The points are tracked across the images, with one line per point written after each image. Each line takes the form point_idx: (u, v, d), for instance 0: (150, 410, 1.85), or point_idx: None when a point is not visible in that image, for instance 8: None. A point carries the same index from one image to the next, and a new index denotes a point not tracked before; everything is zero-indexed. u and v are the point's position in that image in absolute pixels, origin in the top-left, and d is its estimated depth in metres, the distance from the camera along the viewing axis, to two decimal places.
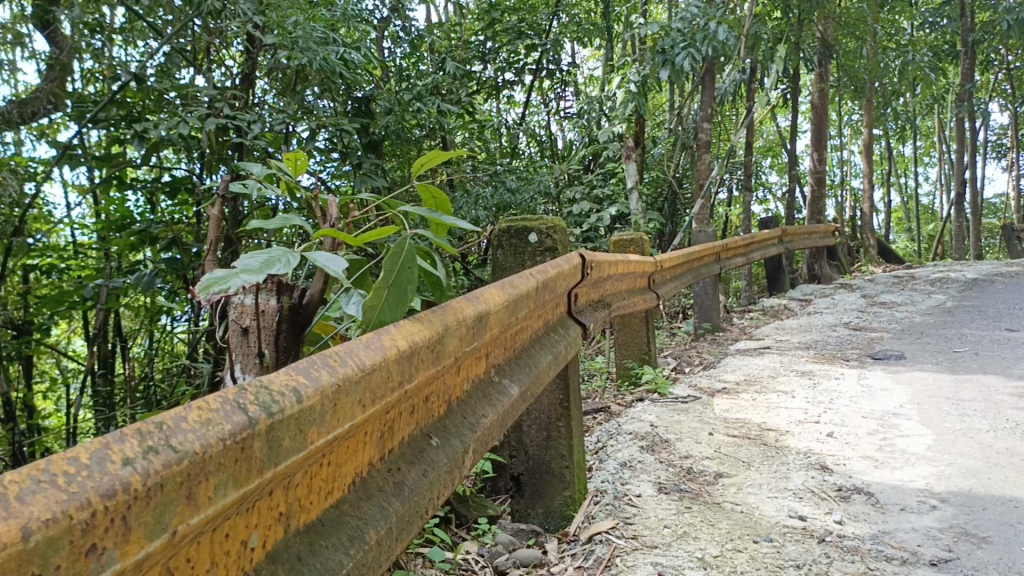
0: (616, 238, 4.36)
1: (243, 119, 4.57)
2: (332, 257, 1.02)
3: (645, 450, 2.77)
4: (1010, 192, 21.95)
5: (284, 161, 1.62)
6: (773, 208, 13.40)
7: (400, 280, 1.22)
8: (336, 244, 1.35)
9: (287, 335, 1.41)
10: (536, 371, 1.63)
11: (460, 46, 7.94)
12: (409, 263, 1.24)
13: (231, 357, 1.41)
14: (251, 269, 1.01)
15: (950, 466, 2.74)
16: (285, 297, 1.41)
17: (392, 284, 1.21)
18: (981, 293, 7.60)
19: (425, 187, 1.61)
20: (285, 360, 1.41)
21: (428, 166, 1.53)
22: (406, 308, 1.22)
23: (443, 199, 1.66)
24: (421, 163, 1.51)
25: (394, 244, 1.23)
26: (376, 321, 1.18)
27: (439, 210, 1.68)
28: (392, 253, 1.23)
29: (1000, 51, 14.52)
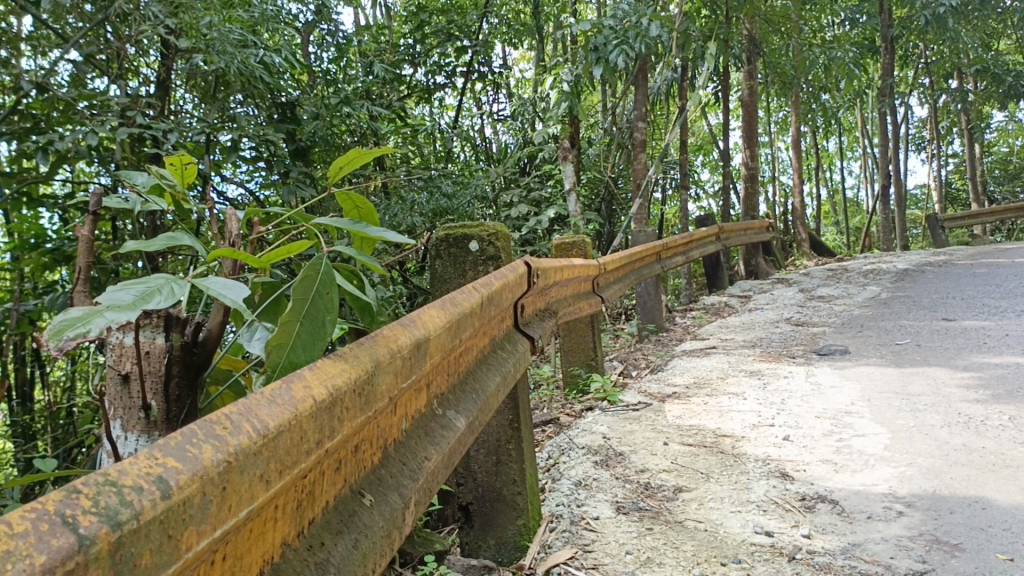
0: (557, 242, 4.22)
1: (158, 128, 4.35)
2: (227, 283, 0.85)
3: (599, 466, 2.62)
4: (931, 183, 22.59)
5: (170, 170, 1.42)
6: (707, 206, 13.49)
7: (315, 311, 1.04)
8: (238, 268, 1.17)
9: (178, 382, 1.19)
10: (484, 397, 1.45)
11: (388, 48, 7.77)
12: (325, 287, 1.06)
13: (108, 410, 1.17)
14: (120, 306, 0.88)
15: (910, 466, 2.65)
16: (174, 335, 1.19)
17: (306, 313, 1.03)
18: (915, 283, 7.69)
19: (347, 195, 1.42)
20: (176, 413, 1.19)
21: (348, 170, 1.34)
22: (325, 343, 1.03)
23: (369, 209, 1.47)
24: (341, 166, 1.32)
25: (306, 265, 1.05)
26: (288, 362, 1.00)
27: (364, 221, 1.49)
28: (306, 278, 1.05)
29: (919, 46, 14.86)
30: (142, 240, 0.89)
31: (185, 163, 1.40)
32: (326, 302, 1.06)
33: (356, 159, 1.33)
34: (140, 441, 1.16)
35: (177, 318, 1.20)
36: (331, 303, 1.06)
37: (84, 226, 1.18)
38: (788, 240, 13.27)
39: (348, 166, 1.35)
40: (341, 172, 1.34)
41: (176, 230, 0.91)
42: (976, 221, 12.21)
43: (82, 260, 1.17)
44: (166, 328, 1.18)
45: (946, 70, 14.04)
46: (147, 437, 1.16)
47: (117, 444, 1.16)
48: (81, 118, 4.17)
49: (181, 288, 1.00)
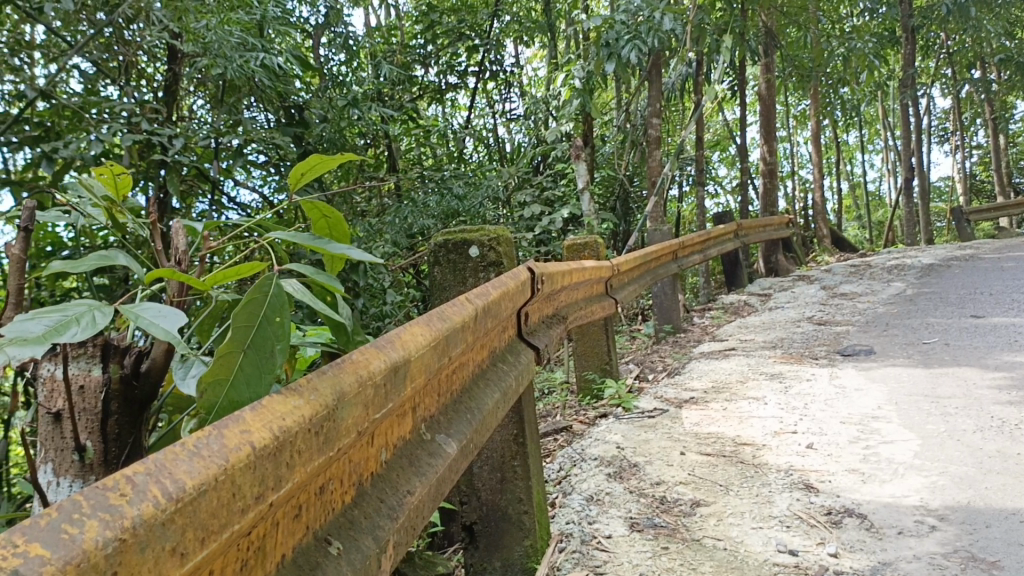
0: (569, 243, 4.10)
1: (164, 134, 4.26)
2: (163, 311, 0.90)
3: (612, 479, 2.51)
4: (954, 176, 22.25)
5: (99, 181, 1.39)
6: (724, 203, 13.31)
7: (263, 339, 0.96)
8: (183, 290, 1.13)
9: (116, 419, 1.13)
10: (481, 416, 1.34)
11: (399, 49, 7.67)
12: (275, 311, 0.98)
13: (38, 452, 1.10)
14: (27, 339, 0.81)
15: (943, 475, 2.52)
16: (112, 366, 1.12)
17: (252, 341, 0.95)
18: (941, 279, 7.49)
19: (312, 204, 1.32)
20: (114, 453, 1.13)
21: (310, 177, 1.24)
22: (271, 376, 0.95)
23: (337, 218, 1.36)
24: (303, 172, 1.22)
25: (252, 289, 0.96)
26: (227, 400, 0.91)
27: (333, 233, 1.39)
28: (250, 302, 0.95)
29: (939, 35, 14.59)
30: (71, 259, 0.93)
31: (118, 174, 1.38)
32: (275, 329, 0.97)
33: (318, 165, 1.23)
34: (75, 486, 1.10)
35: (117, 347, 1.13)
36: (282, 328, 0.98)
37: (14, 243, 1.11)
38: (808, 236, 13.07)
39: (311, 173, 1.25)
40: (304, 179, 1.24)
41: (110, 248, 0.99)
42: (1002, 212, 11.96)
43: (13, 281, 1.10)
44: (102, 359, 1.11)
45: (966, 60, 13.81)
46: (82, 480, 1.10)
47: (48, 489, 1.09)
48: (87, 125, 4.07)
49: (102, 317, 0.92)
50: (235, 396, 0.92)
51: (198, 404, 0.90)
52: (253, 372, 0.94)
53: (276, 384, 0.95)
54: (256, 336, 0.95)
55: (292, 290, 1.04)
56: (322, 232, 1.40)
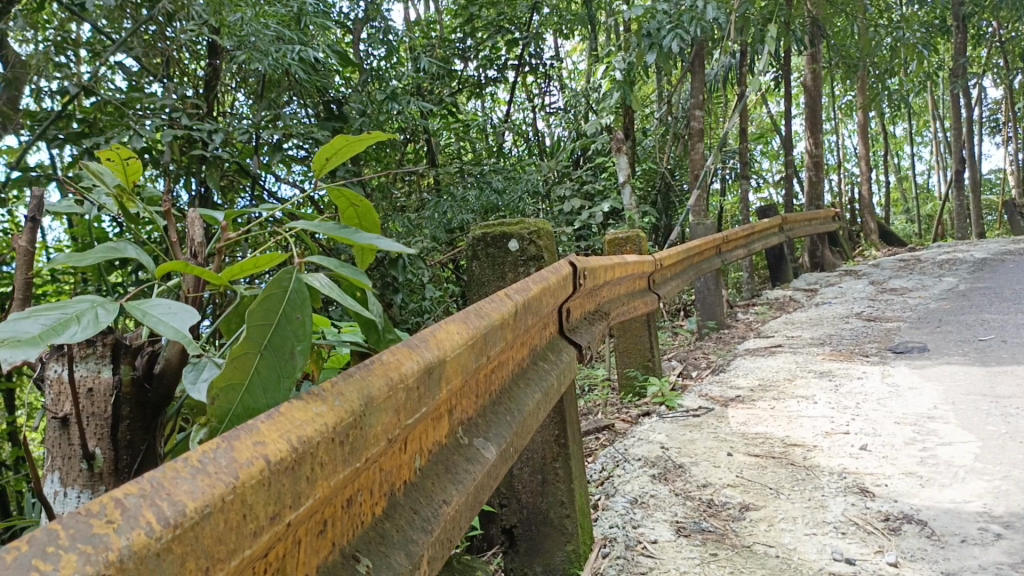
0: (611, 237, 4.01)
1: (203, 128, 4.25)
2: (172, 307, 0.87)
3: (656, 480, 2.42)
4: (1006, 167, 21.63)
5: (109, 167, 1.34)
6: (768, 196, 13.09)
7: (282, 339, 0.91)
8: (198, 285, 1.10)
9: (127, 426, 1.08)
10: (521, 418, 1.28)
11: (439, 43, 7.63)
12: (295, 310, 0.93)
13: (47, 457, 1.06)
14: (26, 339, 0.77)
15: (1006, 480, 2.39)
16: (123, 367, 1.07)
17: (269, 342, 0.90)
18: (994, 274, 7.26)
19: (339, 192, 1.25)
20: (125, 462, 1.08)
21: (336, 162, 1.18)
22: (291, 380, 0.89)
23: (366, 207, 1.30)
24: (328, 156, 1.16)
25: (271, 288, 0.91)
26: (244, 409, 0.86)
27: (362, 223, 1.32)
28: (268, 301, 0.90)
29: (990, 23, 14.18)
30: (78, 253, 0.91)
31: (128, 160, 1.34)
32: (293, 329, 0.92)
33: (344, 149, 1.17)
34: (83, 497, 1.05)
35: (129, 346, 1.08)
36: (304, 327, 0.92)
37: (22, 235, 1.09)
38: (855, 230, 12.78)
39: (336, 158, 1.18)
40: (331, 163, 1.18)
41: (119, 242, 0.99)
42: None
43: (22, 276, 1.07)
44: (112, 360, 1.06)
45: (1018, 48, 13.41)
46: (90, 491, 1.06)
47: (56, 499, 1.05)
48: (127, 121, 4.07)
49: (107, 317, 0.88)
50: (250, 403, 0.86)
51: (209, 412, 0.85)
52: (270, 377, 0.88)
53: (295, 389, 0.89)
54: (273, 338, 0.90)
55: (319, 286, 0.97)
56: (351, 222, 1.34)
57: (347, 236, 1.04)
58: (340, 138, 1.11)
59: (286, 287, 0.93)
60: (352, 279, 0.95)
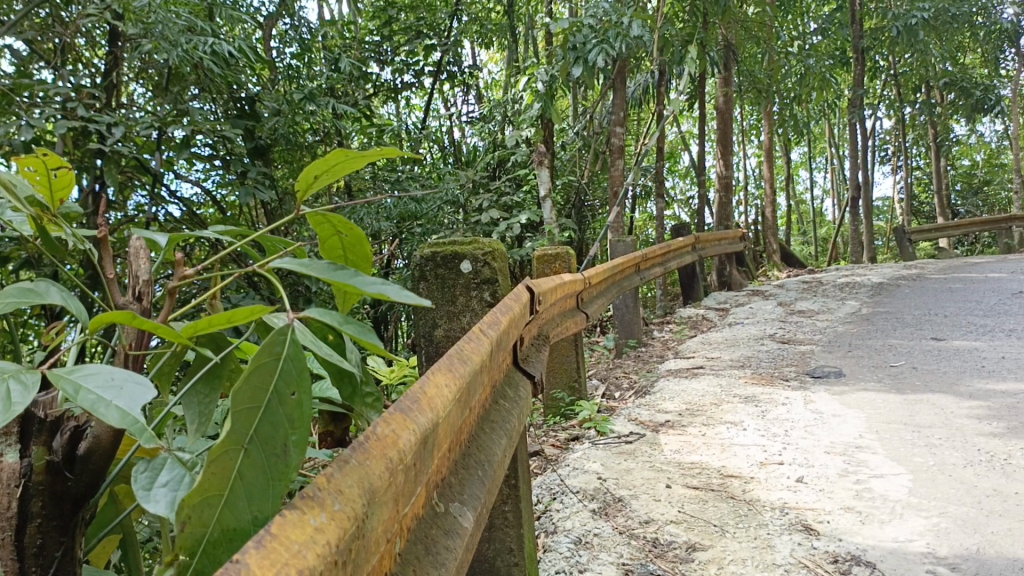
0: (539, 253, 3.87)
1: (102, 121, 3.91)
2: (114, 380, 0.79)
3: (597, 516, 2.32)
4: (897, 195, 22.61)
5: (30, 181, 1.14)
6: (675, 214, 13.29)
7: (273, 428, 0.75)
8: (139, 339, 1.03)
9: (37, 524, 0.95)
10: (492, 471, 1.12)
11: (354, 44, 7.36)
12: (286, 386, 0.78)
13: None
14: None
15: (944, 517, 2.35)
16: (36, 449, 0.94)
17: (255, 433, 0.73)
18: (893, 299, 7.47)
19: (321, 216, 1.07)
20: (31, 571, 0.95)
21: (323, 180, 1.00)
22: (285, 484, 0.74)
23: (355, 235, 1.12)
24: (318, 175, 0.98)
25: (255, 359, 0.76)
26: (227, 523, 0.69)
27: (348, 253, 1.15)
28: (250, 377, 0.75)
29: (886, 58, 14.79)
30: None
31: (54, 169, 1.12)
32: (286, 413, 0.77)
33: (338, 164, 0.99)
34: None
35: (42, 423, 0.96)
36: (298, 412, 0.78)
37: None
38: (759, 251, 13.08)
39: (325, 176, 1.00)
40: (323, 179, 1.00)
41: (41, 293, 0.94)
42: (944, 234, 11.99)
43: None
44: (21, 439, 0.94)
45: (912, 82, 14.01)
46: None
47: None
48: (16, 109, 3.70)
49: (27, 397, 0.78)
50: (231, 519, 0.69)
51: (178, 541, 0.66)
52: (260, 479, 0.72)
53: (287, 493, 0.73)
54: (261, 426, 0.74)
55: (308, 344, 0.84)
56: (335, 250, 1.16)
57: (343, 278, 0.86)
58: (335, 154, 0.93)
59: (278, 361, 0.79)
60: (358, 337, 0.84)
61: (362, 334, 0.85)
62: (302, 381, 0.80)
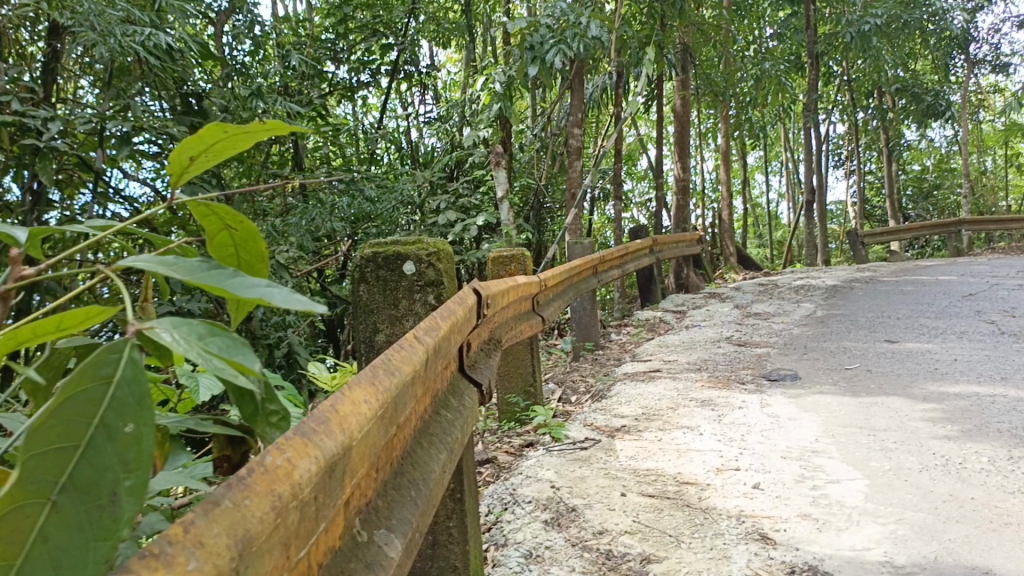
0: (494, 255, 3.78)
1: (37, 116, 3.74)
2: None
3: (549, 528, 2.24)
4: (850, 199, 22.99)
5: None
6: (634, 216, 13.31)
7: (101, 472, 0.57)
8: None
9: None
10: (428, 490, 1.03)
11: (309, 42, 7.22)
12: (118, 417, 0.60)
13: None
14: None
15: (901, 524, 2.31)
16: None
17: (69, 481, 0.55)
18: (848, 301, 7.53)
19: (204, 206, 0.96)
20: None
21: (201, 163, 0.91)
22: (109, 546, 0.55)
23: (246, 228, 0.99)
24: (193, 156, 0.89)
25: (78, 376, 0.58)
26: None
27: (241, 250, 1.02)
28: (71, 404, 0.57)
29: (839, 64, 14.99)
30: None
31: None
32: (116, 451, 0.59)
33: (220, 145, 0.89)
34: None
35: None
36: (137, 448, 0.59)
37: None
38: (717, 253, 13.16)
39: (204, 157, 0.90)
40: (202, 162, 0.91)
41: None
42: (897, 237, 12.15)
43: None
44: None
45: (863, 88, 14.22)
46: None
47: None
48: None
49: None
50: None
51: None
52: (72, 543, 0.54)
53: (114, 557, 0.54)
54: (79, 472, 0.56)
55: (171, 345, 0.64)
56: (226, 250, 1.03)
57: (217, 282, 0.69)
58: (211, 130, 0.83)
59: (105, 386, 0.60)
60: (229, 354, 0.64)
61: (233, 351, 0.65)
62: (145, 408, 0.61)
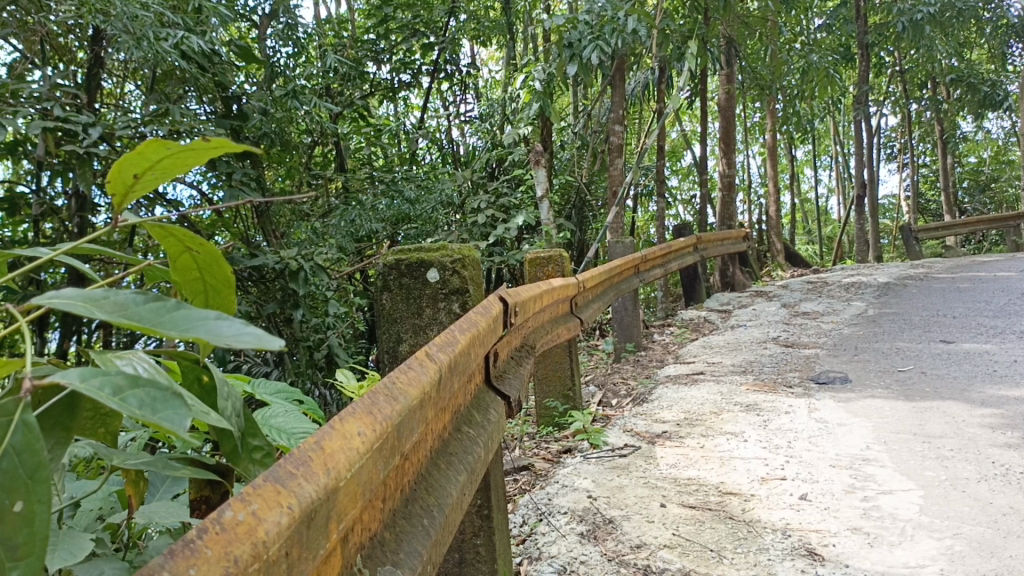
0: (531, 256, 3.70)
1: (77, 121, 3.72)
2: None
3: (584, 541, 2.17)
4: (902, 194, 22.39)
5: None
6: (678, 214, 13.11)
7: None
8: None
9: None
10: (442, 518, 0.96)
11: (349, 44, 7.19)
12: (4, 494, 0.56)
13: None
14: None
15: (958, 539, 2.18)
16: None
17: None
18: (901, 299, 7.28)
19: (161, 229, 0.92)
20: None
21: (147, 181, 0.86)
22: None
23: (209, 252, 0.96)
24: (138, 175, 0.85)
25: None
26: None
27: (204, 272, 0.99)
28: None
29: (891, 56, 14.54)
30: None
31: None
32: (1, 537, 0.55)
33: (164, 164, 0.84)
34: None
35: None
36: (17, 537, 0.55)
37: None
38: (764, 250, 12.89)
39: (150, 174, 0.86)
40: (149, 180, 0.86)
41: None
42: (951, 232, 11.75)
43: None
44: None
45: (917, 79, 13.76)
46: None
47: None
48: None
49: None
50: None
51: None
52: None
53: None
54: None
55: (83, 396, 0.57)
56: (190, 273, 1.00)
57: (152, 327, 0.62)
58: (151, 147, 0.78)
59: None
60: (153, 420, 0.57)
61: (156, 406, 0.59)
62: (37, 482, 0.58)
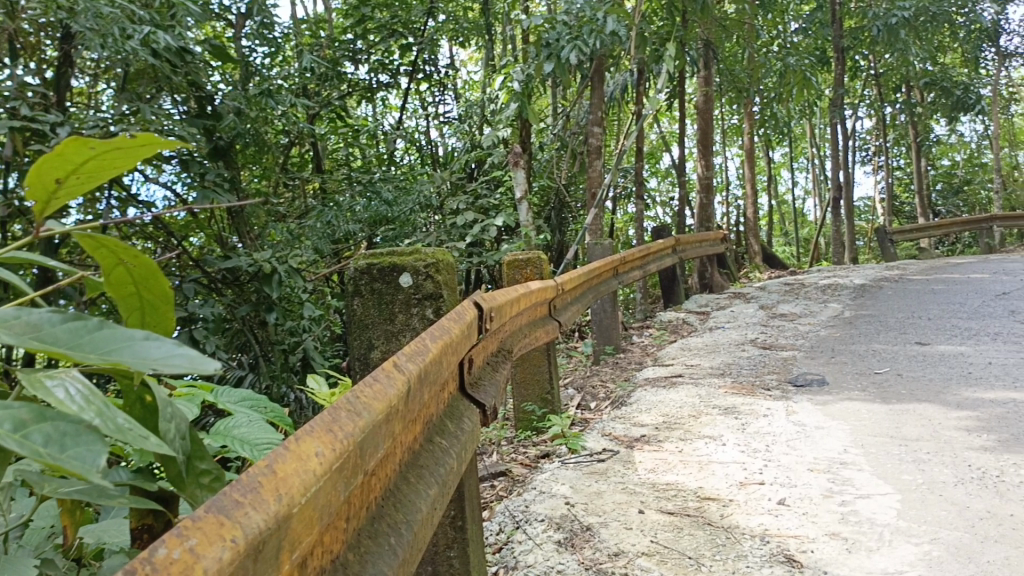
0: (509, 258, 3.67)
1: (46, 120, 3.63)
2: None
3: (562, 549, 2.14)
4: (878, 196, 22.56)
5: None
6: (657, 215, 13.11)
7: None
8: None
9: None
10: (411, 535, 0.92)
11: (326, 44, 7.12)
12: None
13: None
14: None
15: (936, 544, 2.17)
16: None
17: None
18: (877, 301, 7.32)
19: (94, 240, 0.88)
20: None
21: (74, 186, 0.82)
22: None
23: (144, 263, 0.92)
24: (61, 178, 0.80)
25: None
26: None
27: (142, 283, 0.95)
28: None
29: (867, 59, 14.64)
30: None
31: None
32: None
33: (90, 168, 0.80)
34: None
35: None
36: None
37: None
38: (742, 251, 12.93)
39: (74, 179, 0.81)
40: (74, 184, 0.82)
41: None
42: (925, 234, 11.85)
43: None
44: None
45: (893, 83, 13.87)
46: None
47: None
48: None
49: None
50: None
51: None
52: None
53: None
54: None
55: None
56: (126, 287, 0.96)
57: (65, 351, 0.61)
58: (72, 146, 0.74)
59: None
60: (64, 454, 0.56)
61: (66, 441, 0.57)
62: None
